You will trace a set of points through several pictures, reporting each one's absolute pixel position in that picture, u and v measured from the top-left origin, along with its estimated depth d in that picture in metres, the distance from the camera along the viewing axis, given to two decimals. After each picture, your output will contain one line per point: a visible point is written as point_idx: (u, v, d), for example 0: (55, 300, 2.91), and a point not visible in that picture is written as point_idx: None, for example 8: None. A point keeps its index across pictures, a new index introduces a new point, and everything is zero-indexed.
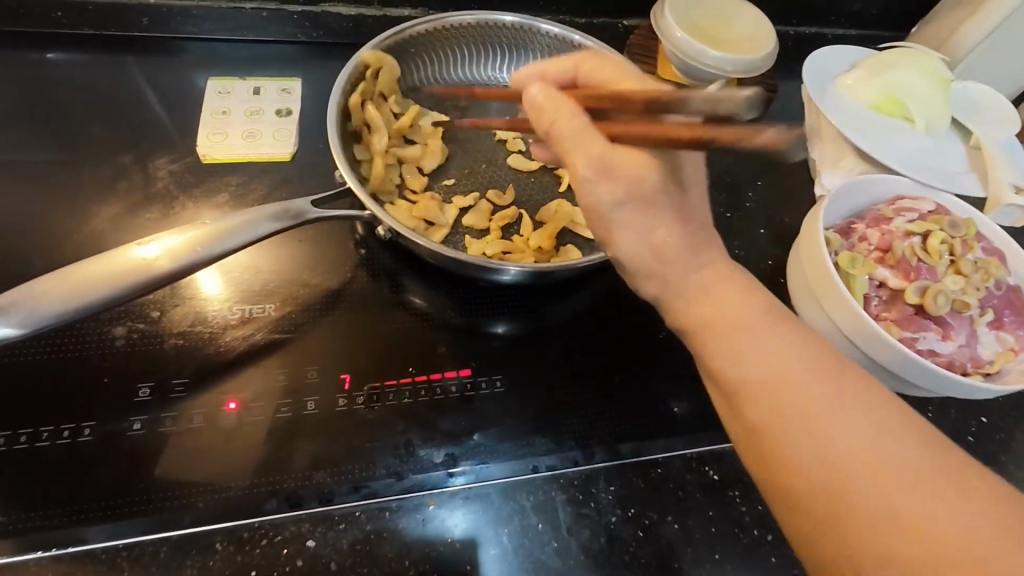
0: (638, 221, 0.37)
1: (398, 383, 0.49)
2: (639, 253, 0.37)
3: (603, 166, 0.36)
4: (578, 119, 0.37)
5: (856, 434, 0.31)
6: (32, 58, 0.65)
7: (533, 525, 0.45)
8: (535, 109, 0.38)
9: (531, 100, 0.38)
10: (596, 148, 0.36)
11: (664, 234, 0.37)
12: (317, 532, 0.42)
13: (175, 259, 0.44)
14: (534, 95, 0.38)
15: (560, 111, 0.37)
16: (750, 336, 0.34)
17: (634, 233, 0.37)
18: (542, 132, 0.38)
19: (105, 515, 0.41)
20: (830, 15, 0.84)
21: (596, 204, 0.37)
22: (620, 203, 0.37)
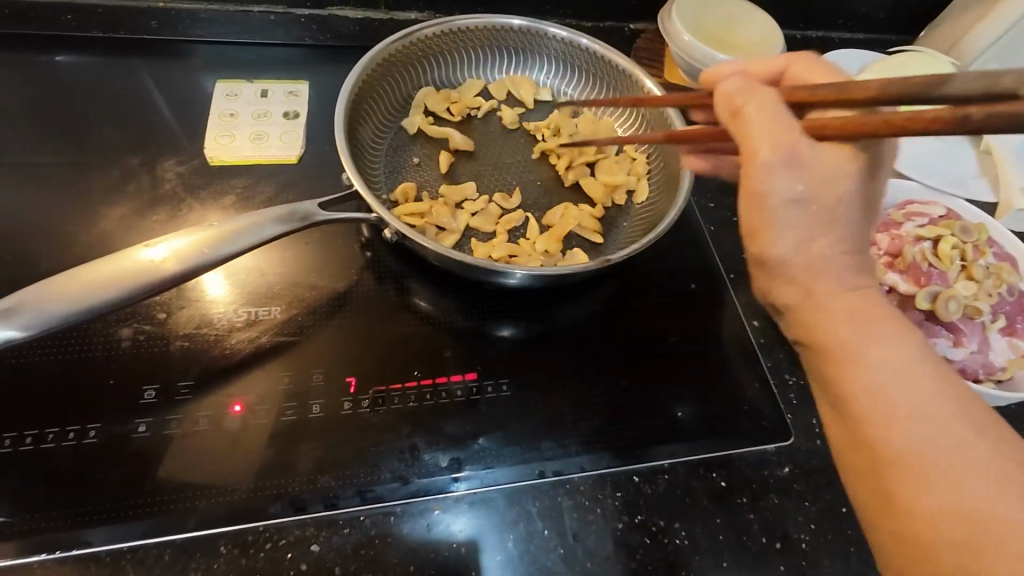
0: (808, 221, 0.32)
1: (403, 387, 0.48)
2: (792, 256, 0.32)
3: (791, 156, 0.31)
4: (780, 110, 0.32)
5: (958, 456, 0.29)
6: (42, 60, 0.65)
7: (538, 531, 0.44)
8: (729, 98, 0.33)
9: (724, 87, 0.34)
10: (781, 128, 0.31)
11: (824, 245, 0.32)
12: (321, 536, 0.42)
13: (182, 261, 0.44)
14: (728, 85, 0.34)
15: (757, 96, 0.32)
16: (855, 339, 0.32)
17: (791, 234, 0.32)
18: (738, 132, 0.32)
19: (110, 518, 0.41)
20: (837, 19, 0.83)
21: (767, 190, 0.31)
22: (787, 195, 0.31)
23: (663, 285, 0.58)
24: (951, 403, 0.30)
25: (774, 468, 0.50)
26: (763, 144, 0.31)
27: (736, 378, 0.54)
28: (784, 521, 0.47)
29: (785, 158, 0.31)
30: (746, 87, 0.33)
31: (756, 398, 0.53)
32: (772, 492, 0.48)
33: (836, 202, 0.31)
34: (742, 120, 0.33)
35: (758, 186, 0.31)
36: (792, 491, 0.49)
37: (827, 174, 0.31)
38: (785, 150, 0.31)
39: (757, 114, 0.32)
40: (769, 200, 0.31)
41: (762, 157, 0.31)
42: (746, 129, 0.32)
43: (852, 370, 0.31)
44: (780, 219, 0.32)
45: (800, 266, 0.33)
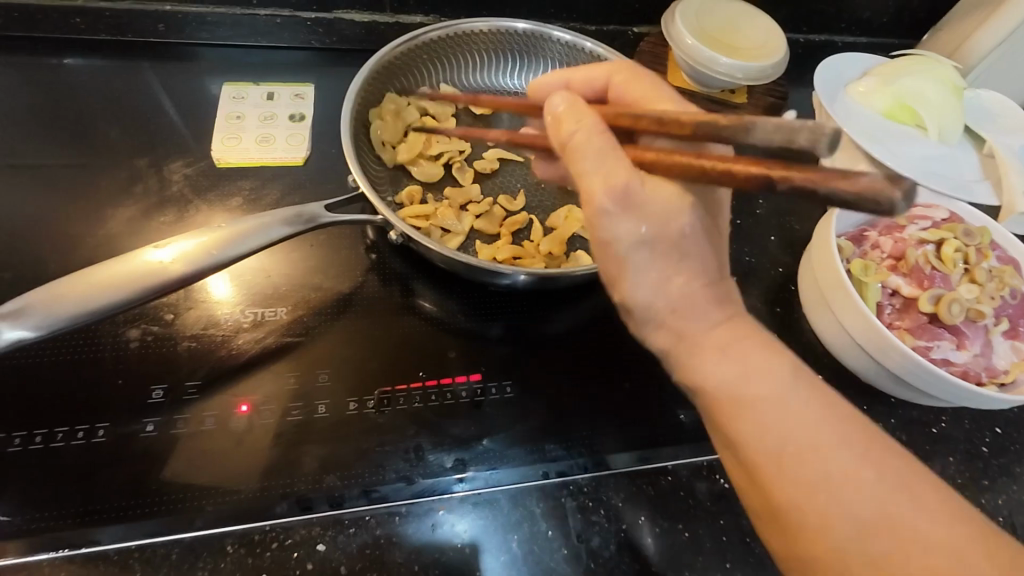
0: (653, 264, 0.35)
1: (408, 388, 0.49)
2: (654, 302, 0.35)
3: (623, 196, 0.33)
4: (605, 137, 0.34)
5: (840, 481, 0.31)
6: (51, 63, 0.66)
7: (543, 532, 0.44)
8: (556, 117, 0.36)
9: (553, 108, 0.36)
10: (609, 166, 0.34)
11: (680, 284, 0.35)
12: (327, 535, 0.42)
13: (189, 262, 0.45)
14: (556, 104, 0.36)
15: (581, 122, 0.35)
16: (724, 364, 0.34)
17: (650, 277, 0.35)
18: (555, 141, 0.36)
19: (117, 517, 0.41)
20: (840, 23, 0.84)
21: (613, 237, 0.34)
22: (636, 235, 0.34)
23: None
24: (836, 436, 0.32)
25: None
26: (597, 180, 0.34)
27: None
28: None
29: (619, 193, 0.33)
30: (577, 105, 0.35)
31: None
32: None
33: (677, 239, 0.34)
34: (568, 143, 0.35)
35: (599, 225, 0.34)
36: None
37: (667, 228, 0.34)
38: (622, 185, 0.33)
39: (585, 140, 0.34)
40: (619, 245, 0.35)
41: (598, 204, 0.34)
42: (578, 164, 0.35)
43: (726, 395, 0.34)
44: (635, 266, 0.35)
45: (664, 308, 0.35)
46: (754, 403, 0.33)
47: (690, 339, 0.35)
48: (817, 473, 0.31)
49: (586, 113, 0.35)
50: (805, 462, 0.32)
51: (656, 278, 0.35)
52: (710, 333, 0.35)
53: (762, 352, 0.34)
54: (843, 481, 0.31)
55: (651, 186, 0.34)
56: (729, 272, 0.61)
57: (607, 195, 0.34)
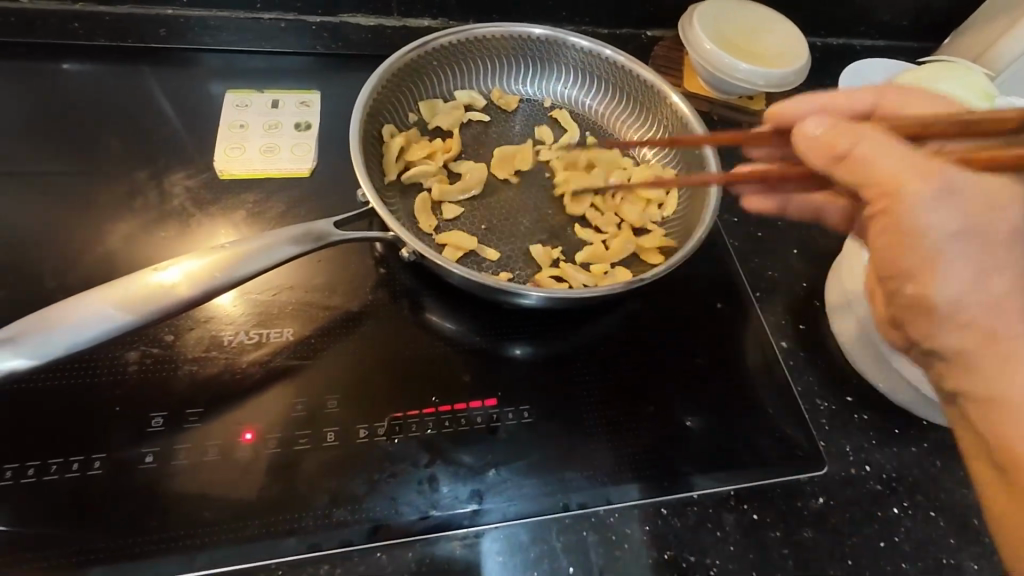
0: (974, 260, 0.32)
1: (421, 413, 0.46)
2: (962, 294, 0.33)
3: (947, 187, 0.32)
4: (892, 143, 0.34)
5: None
6: (49, 69, 0.64)
7: (563, 568, 0.42)
8: (818, 143, 0.35)
9: (808, 132, 0.36)
10: (907, 164, 0.33)
11: (1005, 283, 0.32)
12: (337, 572, 0.40)
13: (194, 285, 0.43)
14: (815, 129, 0.36)
15: (862, 136, 0.34)
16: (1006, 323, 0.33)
17: (963, 269, 0.32)
18: (851, 180, 0.35)
19: (116, 555, 0.39)
20: (860, 27, 0.81)
21: (924, 226, 0.33)
22: (988, 240, 0.32)
23: (687, 303, 0.56)
24: None
25: (808, 499, 0.47)
26: (908, 177, 0.33)
27: (766, 404, 0.52)
28: (820, 556, 0.45)
29: (933, 193, 0.32)
30: (838, 126, 0.35)
31: (787, 424, 0.51)
32: (806, 525, 0.46)
33: (1008, 240, 0.32)
34: (866, 161, 0.34)
35: (901, 209, 0.33)
36: (827, 524, 0.47)
37: (999, 241, 0.32)
38: (944, 179, 0.32)
39: (879, 143, 0.34)
40: (927, 236, 0.33)
41: (905, 195, 0.33)
42: (867, 169, 0.34)
43: (986, 373, 0.33)
44: (938, 248, 0.33)
45: (973, 301, 0.33)
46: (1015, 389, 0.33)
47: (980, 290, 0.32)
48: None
49: (855, 127, 0.35)
50: None
51: (1015, 261, 0.32)
52: (1005, 321, 0.32)
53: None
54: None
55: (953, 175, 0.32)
56: (751, 287, 0.59)
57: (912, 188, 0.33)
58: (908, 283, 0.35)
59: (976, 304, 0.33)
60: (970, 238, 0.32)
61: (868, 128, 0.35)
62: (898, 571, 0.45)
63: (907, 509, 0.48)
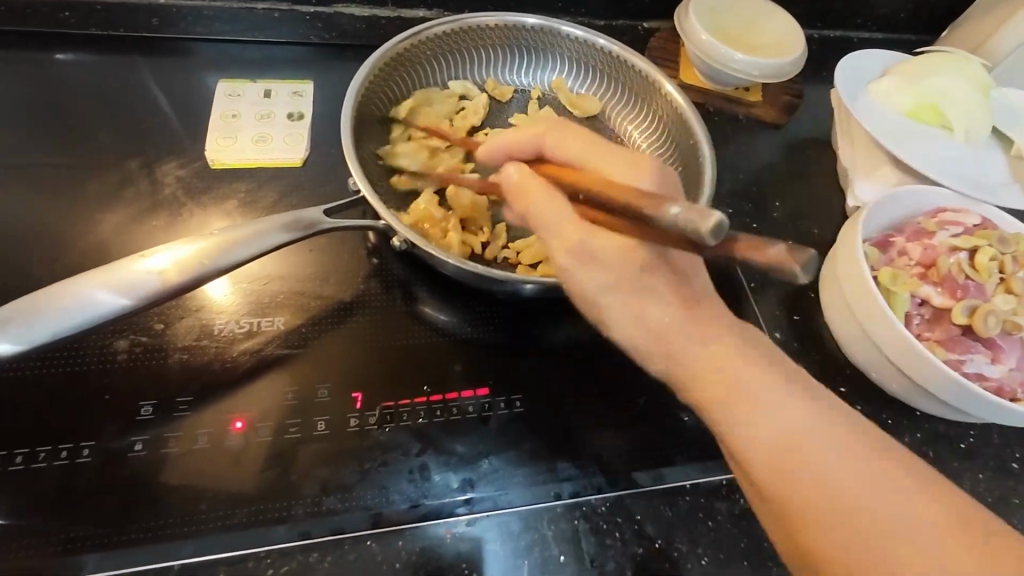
0: (683, 331, 0.36)
1: (413, 403, 0.46)
2: (690, 360, 0.36)
3: (589, 251, 0.36)
4: (558, 198, 0.37)
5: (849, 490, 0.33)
6: (39, 58, 0.63)
7: (554, 557, 0.42)
8: (514, 187, 0.39)
9: (510, 179, 0.39)
10: (569, 228, 0.36)
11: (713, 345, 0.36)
12: (328, 560, 0.40)
13: (181, 273, 0.42)
14: (511, 174, 0.39)
15: (532, 193, 0.38)
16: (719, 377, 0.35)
17: (692, 347, 0.36)
18: (523, 211, 0.39)
19: (101, 544, 0.39)
20: (858, 19, 0.81)
21: (597, 299, 0.37)
22: (666, 308, 0.36)
23: None
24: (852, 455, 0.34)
25: None
26: (572, 236, 0.36)
27: None
28: None
29: (573, 256, 0.37)
30: (527, 182, 0.38)
31: None
32: None
33: (637, 280, 0.36)
34: (533, 210, 0.38)
35: (576, 284, 0.38)
36: None
37: (666, 289, 0.36)
38: (585, 251, 0.36)
39: (539, 207, 0.37)
40: (632, 332, 0.37)
41: (561, 260, 0.37)
42: (540, 231, 0.38)
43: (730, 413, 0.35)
44: (611, 305, 0.37)
45: (700, 368, 0.36)
46: (744, 437, 0.35)
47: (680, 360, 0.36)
48: (808, 490, 0.33)
49: (537, 179, 0.38)
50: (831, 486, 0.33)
51: (703, 304, 0.37)
52: (725, 366, 0.35)
53: (772, 383, 0.35)
54: (853, 492, 0.33)
55: (600, 237, 0.36)
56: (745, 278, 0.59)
57: (554, 241, 0.37)
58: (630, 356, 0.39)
59: (657, 346, 0.37)
60: (660, 342, 0.37)
61: (550, 191, 0.38)
62: None
63: None
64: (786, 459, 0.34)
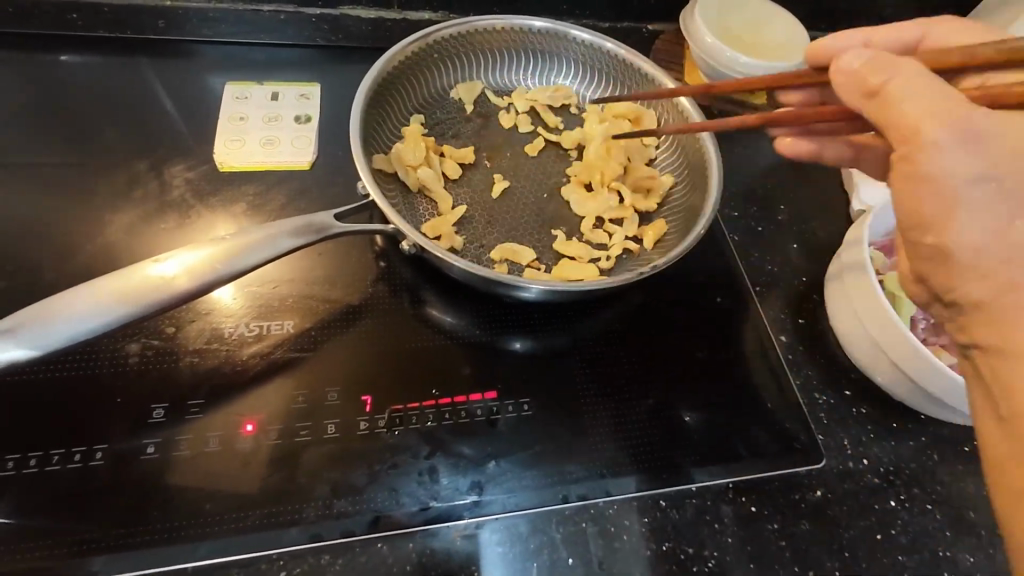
0: (993, 202, 0.31)
1: (421, 406, 0.47)
2: (987, 241, 0.31)
3: (971, 128, 0.31)
4: (930, 78, 0.32)
5: None
6: (47, 60, 0.63)
7: (563, 560, 0.43)
8: (852, 74, 0.34)
9: (844, 65, 0.34)
10: (936, 97, 0.32)
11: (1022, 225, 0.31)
12: (339, 562, 0.41)
13: (194, 277, 0.43)
14: (850, 61, 0.34)
15: (892, 70, 0.33)
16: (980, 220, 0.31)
17: (987, 213, 0.31)
18: (875, 112, 0.34)
19: (115, 546, 0.39)
20: (863, 20, 0.80)
21: (945, 172, 0.31)
22: (976, 162, 0.31)
23: (686, 297, 0.57)
24: None
25: (805, 492, 0.48)
26: (931, 121, 0.31)
27: (763, 398, 0.52)
28: (815, 548, 0.45)
29: (961, 136, 0.31)
30: (879, 57, 0.34)
31: (786, 418, 0.51)
32: (804, 518, 0.47)
33: (1022, 160, 0.31)
34: (896, 99, 0.33)
35: (935, 158, 0.31)
36: (825, 517, 0.47)
37: (1021, 161, 0.31)
38: (965, 123, 0.31)
39: (914, 88, 0.32)
40: (952, 182, 0.31)
41: (934, 133, 0.31)
42: (900, 108, 0.32)
43: (1006, 316, 0.32)
44: (972, 208, 0.31)
45: (998, 254, 0.31)
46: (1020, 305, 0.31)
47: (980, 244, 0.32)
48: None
49: (891, 59, 0.34)
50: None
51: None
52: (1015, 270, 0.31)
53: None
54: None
55: (991, 117, 0.31)
56: (751, 282, 0.59)
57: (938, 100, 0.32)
58: (926, 234, 0.33)
59: (999, 244, 0.31)
60: (1012, 159, 0.31)
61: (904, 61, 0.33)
62: (895, 562, 0.46)
63: (904, 501, 0.48)
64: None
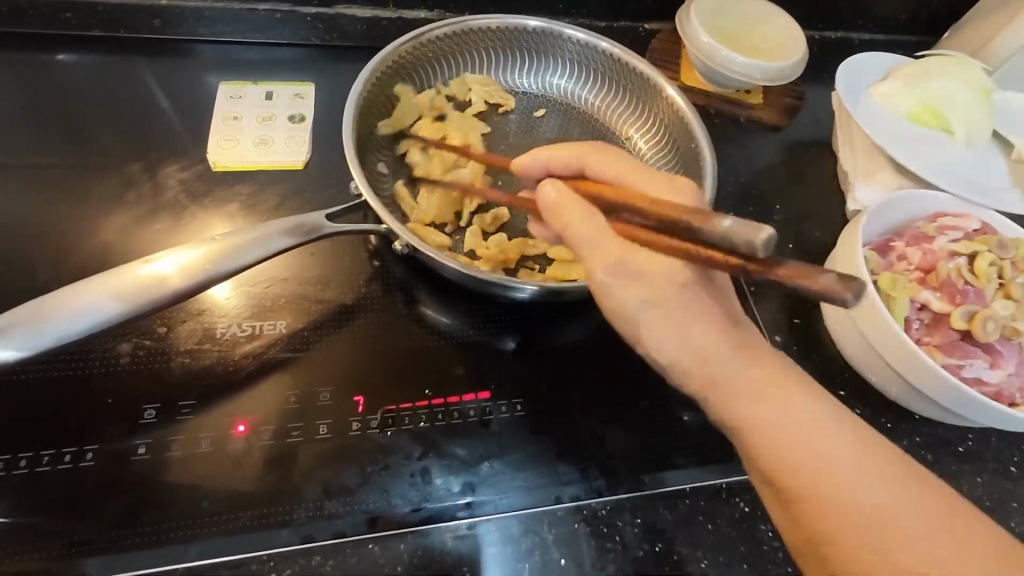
0: (671, 326, 0.36)
1: (414, 406, 0.47)
2: (689, 361, 0.36)
3: (629, 271, 0.36)
4: (594, 220, 0.36)
5: (832, 456, 0.35)
6: (41, 59, 0.63)
7: (555, 561, 0.42)
8: (549, 207, 0.37)
9: (546, 198, 0.37)
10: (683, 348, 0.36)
11: (714, 341, 0.36)
12: (330, 563, 0.41)
13: (185, 277, 0.42)
14: (548, 193, 0.38)
15: (590, 221, 0.36)
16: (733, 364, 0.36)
17: (669, 340, 0.36)
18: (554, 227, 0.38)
19: (105, 547, 0.39)
20: (860, 20, 0.80)
21: (618, 309, 0.37)
22: (710, 313, 0.36)
23: None
24: (865, 460, 0.35)
25: None
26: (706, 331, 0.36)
27: None
28: None
29: (613, 267, 0.36)
30: (569, 199, 0.37)
31: None
32: None
33: (678, 294, 0.36)
34: (574, 241, 0.37)
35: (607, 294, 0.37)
36: None
37: (671, 291, 0.35)
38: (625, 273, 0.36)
39: (599, 236, 0.36)
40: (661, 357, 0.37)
41: (598, 275, 0.37)
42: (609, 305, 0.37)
43: (740, 413, 0.36)
44: (650, 326, 0.36)
45: (697, 356, 0.36)
46: (756, 413, 0.35)
47: (706, 362, 0.36)
48: (846, 485, 0.34)
49: (577, 201, 0.37)
50: (834, 480, 0.34)
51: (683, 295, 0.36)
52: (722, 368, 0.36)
53: (748, 375, 0.36)
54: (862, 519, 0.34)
55: (652, 259, 0.35)
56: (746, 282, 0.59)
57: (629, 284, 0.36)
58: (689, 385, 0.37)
59: (698, 369, 0.36)
60: (706, 363, 0.36)
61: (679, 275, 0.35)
62: None
63: None
64: (760, 417, 0.35)
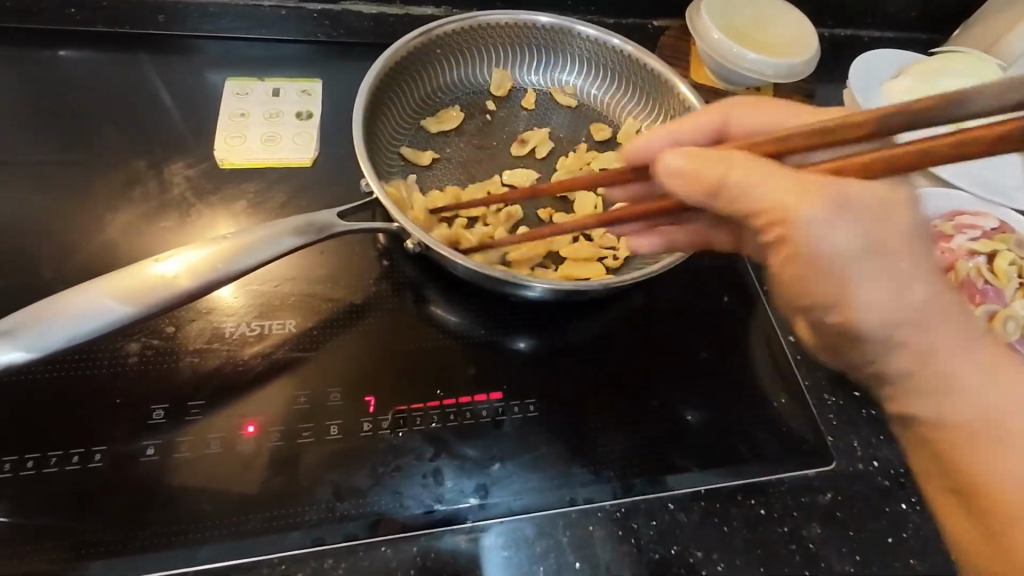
0: (886, 272, 0.32)
1: (425, 407, 0.46)
2: (849, 244, 0.32)
3: (840, 199, 0.32)
4: (759, 164, 0.34)
5: (959, 357, 0.34)
6: (45, 56, 0.62)
7: (569, 564, 0.42)
8: (678, 173, 0.36)
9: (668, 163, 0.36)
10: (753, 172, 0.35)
11: (864, 229, 0.32)
12: (341, 567, 0.40)
13: (194, 277, 0.42)
14: (671, 160, 0.36)
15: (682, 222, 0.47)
16: (841, 227, 0.32)
17: (883, 288, 0.32)
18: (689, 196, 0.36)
19: (114, 550, 0.38)
20: (869, 17, 0.80)
21: (760, 199, 0.34)
22: (834, 221, 0.32)
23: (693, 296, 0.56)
24: (966, 332, 0.34)
25: (815, 495, 0.47)
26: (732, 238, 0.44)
27: (773, 399, 0.51)
28: (826, 552, 0.45)
29: (744, 172, 0.34)
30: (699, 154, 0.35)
31: (795, 420, 0.50)
32: (813, 521, 0.46)
33: (886, 217, 0.32)
34: (714, 182, 0.35)
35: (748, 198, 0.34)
36: (835, 520, 0.46)
37: (890, 227, 0.32)
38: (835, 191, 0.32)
39: (684, 162, 0.36)
40: (819, 245, 0.33)
41: (732, 178, 0.34)
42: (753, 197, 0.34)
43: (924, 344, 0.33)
44: (825, 225, 0.32)
45: (911, 319, 0.33)
46: (868, 294, 0.32)
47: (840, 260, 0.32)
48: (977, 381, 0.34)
49: (711, 154, 0.35)
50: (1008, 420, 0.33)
51: (819, 194, 0.32)
52: (860, 264, 0.32)
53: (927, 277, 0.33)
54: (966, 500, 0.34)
55: (769, 167, 0.34)
56: (758, 281, 0.58)
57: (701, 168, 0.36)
58: (833, 313, 0.34)
59: (893, 323, 0.33)
60: (883, 242, 0.32)
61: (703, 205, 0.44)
62: (905, 567, 0.45)
63: (915, 505, 0.48)
64: (972, 365, 0.34)
